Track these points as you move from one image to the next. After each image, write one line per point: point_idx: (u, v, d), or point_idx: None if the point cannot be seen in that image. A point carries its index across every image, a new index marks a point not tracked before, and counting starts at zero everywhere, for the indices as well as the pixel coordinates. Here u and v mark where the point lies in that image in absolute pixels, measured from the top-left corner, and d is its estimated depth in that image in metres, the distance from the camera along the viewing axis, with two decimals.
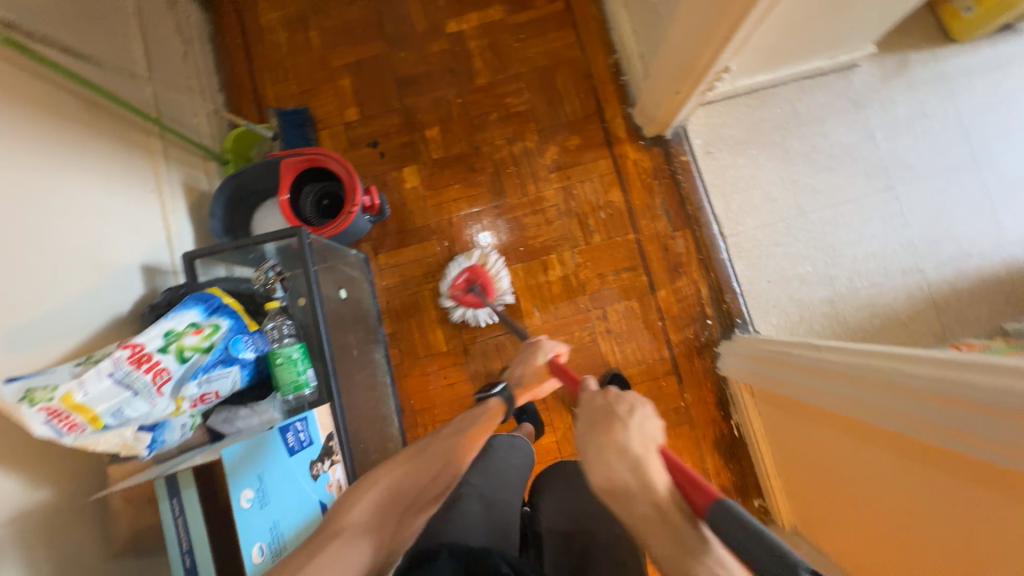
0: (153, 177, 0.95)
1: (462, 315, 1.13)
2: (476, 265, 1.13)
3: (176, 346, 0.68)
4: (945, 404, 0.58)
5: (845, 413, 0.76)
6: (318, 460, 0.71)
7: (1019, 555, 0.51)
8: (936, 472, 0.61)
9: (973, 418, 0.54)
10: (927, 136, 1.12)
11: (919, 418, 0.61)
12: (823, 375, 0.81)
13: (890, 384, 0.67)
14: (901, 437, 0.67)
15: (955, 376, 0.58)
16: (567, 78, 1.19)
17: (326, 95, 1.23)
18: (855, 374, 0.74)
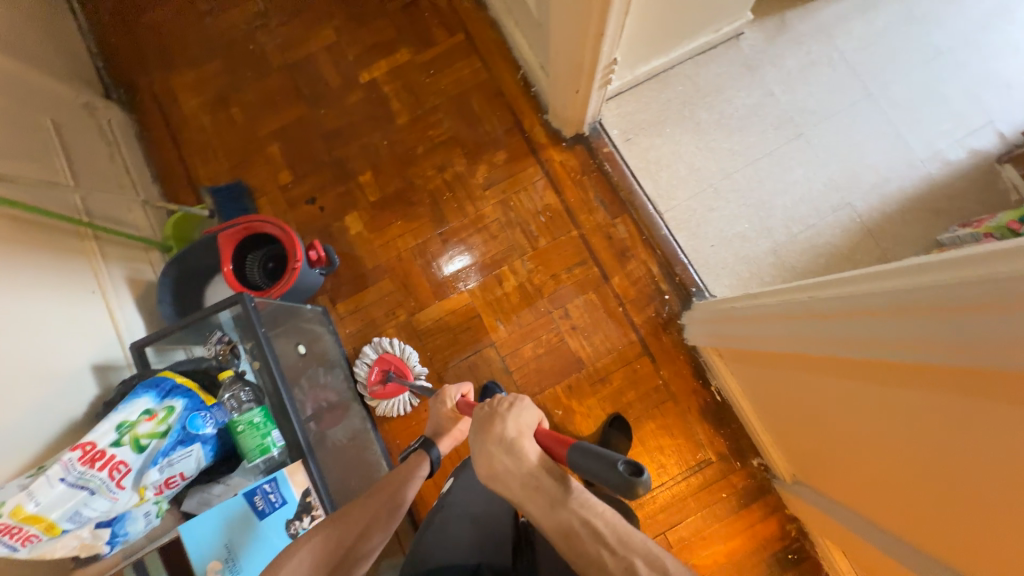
0: (93, 278, 0.95)
1: (389, 407, 1.12)
2: (382, 355, 1.13)
3: (131, 437, 0.68)
4: (870, 318, 0.60)
5: (804, 351, 0.74)
6: (295, 518, 0.70)
7: None
8: (902, 388, 0.61)
9: (898, 325, 0.56)
10: (820, 82, 1.21)
11: (852, 338, 0.63)
12: (778, 319, 0.80)
13: (819, 313, 0.69)
14: (862, 362, 0.66)
15: (871, 289, 0.60)
16: (481, 100, 1.25)
17: (256, 164, 1.26)
18: (807, 310, 0.72)
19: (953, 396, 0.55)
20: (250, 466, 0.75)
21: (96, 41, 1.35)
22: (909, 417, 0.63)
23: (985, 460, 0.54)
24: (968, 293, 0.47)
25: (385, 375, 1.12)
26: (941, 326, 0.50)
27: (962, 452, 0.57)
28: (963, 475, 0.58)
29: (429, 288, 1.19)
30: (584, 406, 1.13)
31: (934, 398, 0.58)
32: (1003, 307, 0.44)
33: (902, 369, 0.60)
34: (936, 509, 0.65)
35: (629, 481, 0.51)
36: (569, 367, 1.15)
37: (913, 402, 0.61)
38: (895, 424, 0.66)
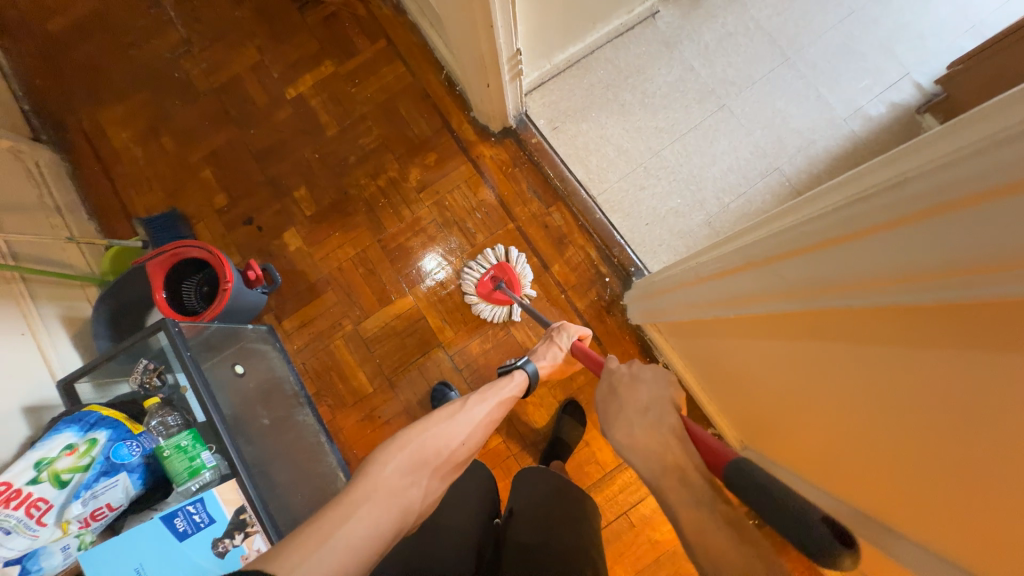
0: (23, 320, 0.95)
1: (488, 311, 1.14)
2: (504, 263, 1.14)
3: (49, 473, 0.68)
4: (739, 275, 0.61)
5: (736, 312, 0.65)
6: (225, 536, 0.69)
7: (855, 392, 0.53)
8: (815, 343, 0.55)
9: (758, 278, 0.56)
10: (737, 52, 1.22)
11: (776, 290, 0.53)
12: (708, 280, 0.70)
13: (706, 277, 0.70)
14: (790, 317, 0.57)
15: (738, 247, 0.61)
16: (408, 104, 1.26)
17: (191, 190, 1.26)
18: (731, 265, 0.62)
19: (813, 341, 0.55)
20: (180, 490, 0.74)
21: (20, 84, 1.34)
22: (794, 369, 0.63)
23: (852, 404, 0.55)
24: (795, 238, 0.48)
25: (496, 283, 1.14)
26: (784, 273, 0.51)
27: (836, 400, 0.57)
28: (844, 421, 0.58)
29: (373, 296, 1.19)
30: (536, 396, 1.14)
31: (803, 348, 0.58)
32: (819, 247, 0.44)
33: (775, 320, 0.61)
34: (836, 460, 0.66)
35: (829, 549, 0.39)
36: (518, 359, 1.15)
37: (791, 353, 0.61)
38: (786, 377, 0.66)
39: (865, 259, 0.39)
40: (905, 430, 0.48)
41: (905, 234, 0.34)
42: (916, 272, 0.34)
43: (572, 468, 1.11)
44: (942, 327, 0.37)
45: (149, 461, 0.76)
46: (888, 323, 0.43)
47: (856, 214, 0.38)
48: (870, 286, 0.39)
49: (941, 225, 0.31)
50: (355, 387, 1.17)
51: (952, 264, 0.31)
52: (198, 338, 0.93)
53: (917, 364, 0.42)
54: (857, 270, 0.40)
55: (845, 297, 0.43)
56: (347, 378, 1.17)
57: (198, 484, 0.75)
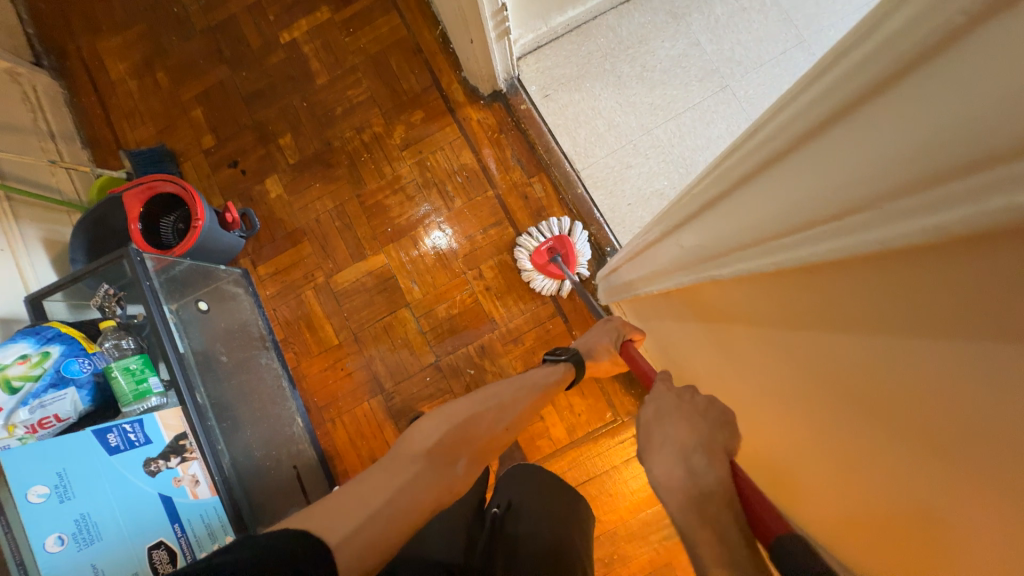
0: (3, 237, 0.99)
1: (543, 283, 1.12)
2: (564, 236, 1.11)
3: (0, 378, 0.71)
4: (671, 240, 0.57)
5: (667, 285, 0.61)
6: (159, 457, 0.71)
7: (762, 389, 0.52)
8: (735, 331, 0.53)
9: (683, 241, 0.53)
10: (748, 30, 1.15)
11: (698, 250, 0.49)
12: (647, 251, 0.67)
13: (647, 249, 0.66)
14: (714, 295, 0.54)
15: (672, 211, 0.57)
16: (400, 58, 1.23)
17: (182, 128, 1.27)
18: (665, 226, 0.58)
19: (735, 324, 0.52)
20: (125, 411, 0.78)
21: (27, 8, 1.35)
22: (722, 353, 0.60)
23: (767, 399, 0.51)
24: (714, 189, 0.44)
25: (553, 255, 1.10)
26: (706, 230, 0.47)
27: (757, 395, 0.54)
28: (761, 420, 0.56)
29: (348, 251, 1.20)
30: (496, 365, 1.13)
31: (727, 330, 0.55)
32: (735, 195, 0.41)
33: (703, 295, 0.57)
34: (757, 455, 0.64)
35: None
36: (482, 328, 1.15)
37: (721, 339, 0.58)
38: (716, 366, 0.65)
39: (772, 205, 0.35)
40: (808, 442, 0.45)
41: (806, 165, 0.30)
42: (810, 209, 0.30)
43: (523, 440, 1.12)
44: (825, 301, 0.35)
45: (99, 379, 0.80)
46: (781, 294, 0.40)
47: (764, 149, 0.35)
48: (772, 238, 0.36)
49: (836, 147, 0.27)
50: (321, 338, 1.18)
51: (836, 199, 0.28)
52: (167, 273, 0.94)
53: (814, 356, 0.39)
54: (765, 220, 0.36)
55: (751, 255, 0.39)
56: (314, 329, 1.19)
57: (142, 408, 0.78)
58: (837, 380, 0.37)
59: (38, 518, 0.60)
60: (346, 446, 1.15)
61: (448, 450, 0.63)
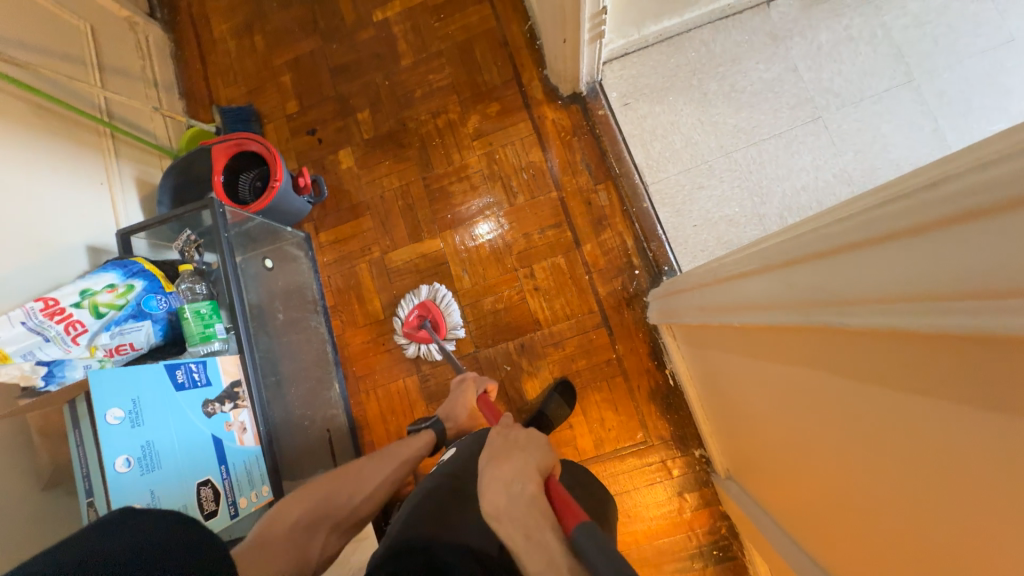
0: (104, 172, 1.06)
1: (416, 350, 1.15)
2: (427, 302, 1.15)
3: (90, 303, 0.76)
4: (755, 279, 0.54)
5: (744, 319, 0.59)
6: (216, 400, 0.76)
7: (830, 439, 0.49)
8: (805, 375, 0.51)
9: (768, 285, 0.50)
10: (853, 60, 1.08)
11: (784, 299, 0.47)
12: (726, 281, 0.64)
13: (726, 279, 0.63)
14: (787, 340, 0.52)
15: (761, 248, 0.54)
16: (484, 49, 1.24)
17: (270, 91, 1.33)
18: (748, 264, 0.56)
19: (810, 368, 0.49)
20: (190, 350, 0.82)
21: None
22: (788, 395, 0.57)
23: (841, 450, 0.48)
24: (810, 240, 0.41)
25: (421, 321, 1.14)
26: (792, 282, 0.45)
27: (826, 444, 0.51)
28: (827, 470, 0.53)
29: (405, 231, 1.22)
30: (533, 366, 1.13)
31: (798, 372, 0.52)
32: (832, 254, 0.38)
33: (778, 333, 0.54)
34: (810, 504, 0.61)
35: None
36: (525, 327, 1.14)
37: (789, 381, 0.55)
38: (775, 407, 0.62)
39: (879, 270, 0.32)
40: (891, 505, 0.42)
41: (923, 251, 0.28)
42: (931, 294, 0.28)
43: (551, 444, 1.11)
44: (933, 370, 0.32)
45: (171, 317, 0.85)
46: (872, 353, 0.38)
47: (875, 211, 0.32)
48: (878, 302, 0.33)
49: (971, 232, 0.25)
50: (369, 311, 1.21)
51: (975, 282, 0.25)
52: (241, 227, 0.99)
53: (904, 420, 0.37)
54: (869, 283, 0.33)
55: (847, 312, 0.37)
56: (363, 301, 1.22)
57: (206, 350, 0.83)
58: (943, 452, 0.34)
59: (113, 440, 0.62)
60: (377, 418, 1.18)
61: (309, 526, 0.70)
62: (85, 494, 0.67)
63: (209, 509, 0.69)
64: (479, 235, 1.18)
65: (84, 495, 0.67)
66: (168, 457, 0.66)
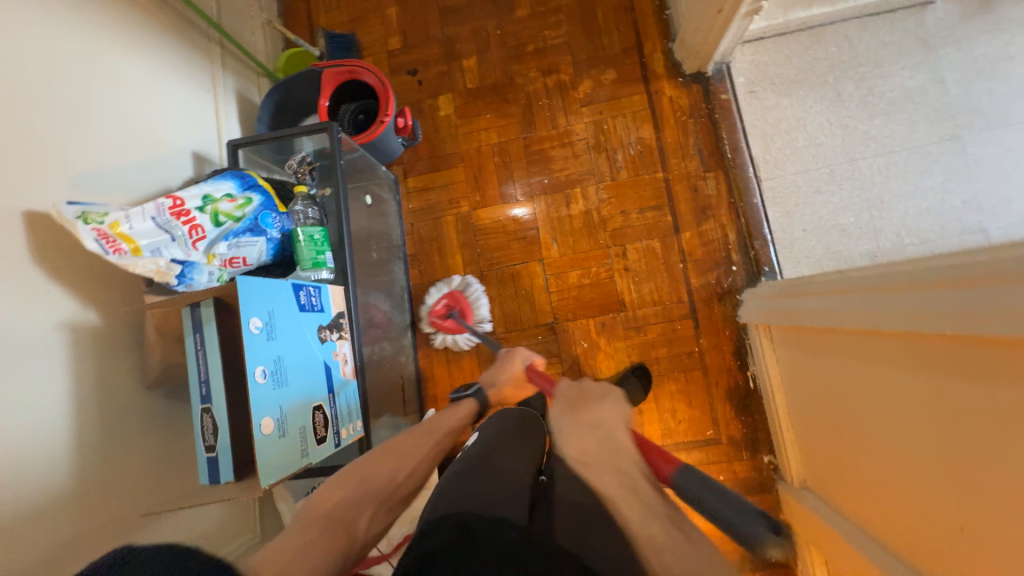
0: (211, 79, 1.03)
1: (443, 339, 1.14)
2: (456, 292, 1.14)
3: (212, 210, 0.74)
4: (977, 288, 0.48)
5: (916, 330, 0.56)
6: (327, 327, 0.74)
7: (1009, 460, 0.48)
8: (991, 389, 0.48)
9: (980, 297, 0.47)
10: (1006, 82, 1.02)
11: (1007, 311, 0.44)
12: (895, 290, 0.61)
13: (909, 285, 0.58)
14: (981, 357, 0.49)
15: (989, 259, 0.48)
16: (608, 12, 1.17)
17: (374, 23, 1.28)
18: (947, 275, 0.53)
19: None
20: (300, 274, 0.80)
21: None
22: (952, 413, 0.55)
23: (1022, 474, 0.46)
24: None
25: (449, 311, 1.13)
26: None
27: (1015, 477, 0.47)
28: (1004, 502, 0.49)
29: (497, 188, 1.18)
30: (611, 346, 1.11)
31: (1005, 397, 0.47)
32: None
33: (988, 349, 0.48)
34: (958, 538, 0.57)
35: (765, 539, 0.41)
36: (609, 306, 1.12)
37: (973, 403, 0.51)
38: (915, 426, 0.60)
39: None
40: None
41: None
42: None
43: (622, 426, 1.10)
44: None
45: (283, 239, 0.83)
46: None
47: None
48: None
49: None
50: (449, 265, 1.19)
51: None
52: (349, 157, 0.95)
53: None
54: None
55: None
56: (444, 255, 1.19)
57: (315, 277, 0.80)
58: None
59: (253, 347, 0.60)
60: (443, 374, 1.17)
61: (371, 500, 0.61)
62: (200, 400, 0.65)
63: (320, 435, 0.67)
64: (572, 204, 1.15)
65: (198, 401, 0.65)
66: (292, 376, 0.65)
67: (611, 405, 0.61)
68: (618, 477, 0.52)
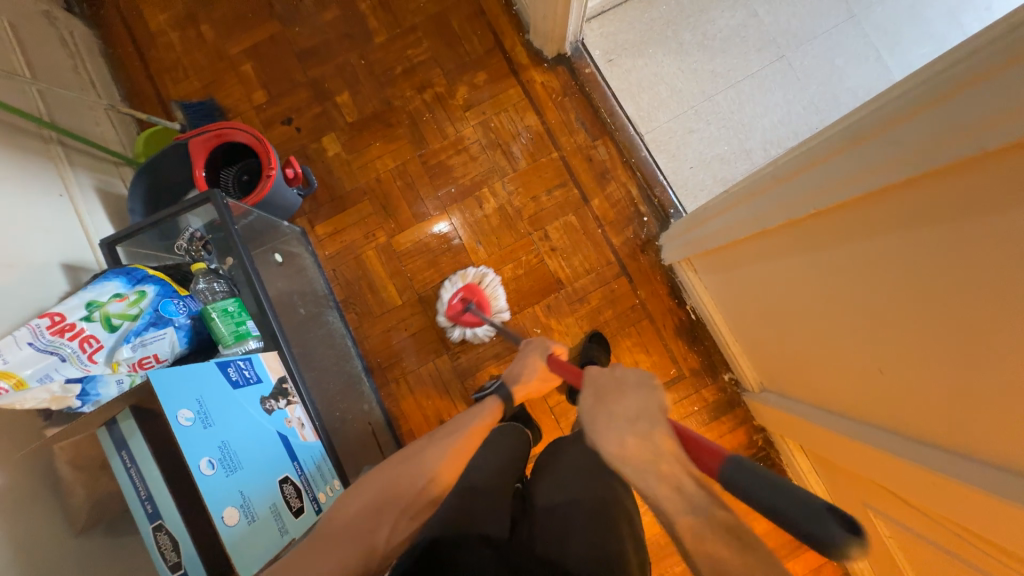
0: (61, 182, 0.93)
1: (462, 333, 1.12)
2: (472, 284, 1.12)
3: (101, 314, 0.67)
4: (829, 163, 0.57)
5: (801, 214, 0.64)
6: (270, 397, 0.70)
7: (903, 295, 0.56)
8: (869, 242, 0.58)
9: (833, 169, 0.56)
10: (803, 4, 1.19)
11: (858, 173, 0.52)
12: (770, 187, 0.70)
13: (779, 180, 0.67)
14: (856, 220, 0.58)
15: (826, 137, 0.57)
16: (461, 20, 1.22)
17: (230, 83, 1.22)
18: (803, 160, 0.61)
19: (900, 234, 0.53)
20: (225, 352, 0.74)
21: None
22: (853, 276, 0.63)
23: (917, 302, 0.55)
24: (909, 99, 0.45)
25: (466, 305, 1.11)
26: (868, 155, 0.51)
27: (911, 307, 0.56)
28: (910, 331, 0.58)
29: (409, 210, 1.18)
30: (562, 324, 1.15)
31: (883, 246, 0.56)
32: (941, 101, 0.42)
33: (859, 210, 0.57)
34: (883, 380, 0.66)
35: (845, 541, 0.36)
36: (549, 288, 1.16)
37: (863, 260, 0.60)
38: (832, 298, 0.69)
39: (1005, 90, 0.36)
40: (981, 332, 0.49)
41: None
42: None
43: None
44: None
45: (194, 322, 0.75)
46: (986, 194, 0.42)
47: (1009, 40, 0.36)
48: (999, 123, 0.37)
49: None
50: (384, 298, 1.16)
51: None
52: (244, 221, 0.90)
53: (1004, 249, 0.43)
54: (989, 107, 0.37)
55: (951, 149, 0.42)
56: (376, 289, 1.17)
57: (242, 350, 0.75)
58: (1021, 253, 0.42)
59: (191, 441, 0.55)
60: (411, 406, 1.14)
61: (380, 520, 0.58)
62: (148, 518, 0.59)
63: (296, 506, 0.64)
64: (485, 206, 1.17)
65: (147, 521, 0.59)
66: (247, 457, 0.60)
67: (644, 393, 0.58)
68: (659, 474, 0.49)
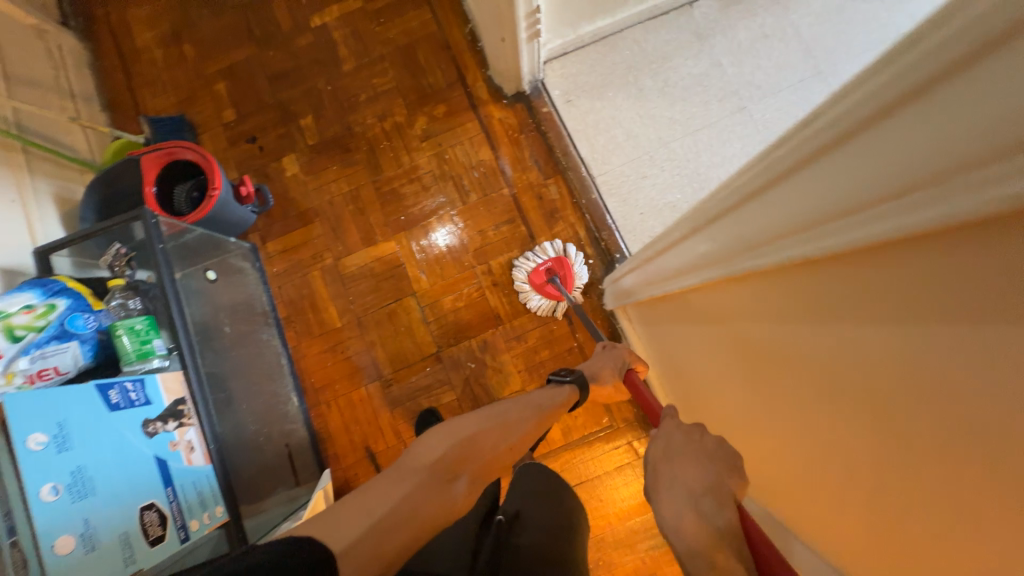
0: (17, 189, 0.99)
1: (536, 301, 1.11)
2: (563, 259, 1.12)
3: (4, 325, 0.70)
4: (699, 238, 0.56)
5: (687, 285, 0.63)
6: (158, 419, 0.71)
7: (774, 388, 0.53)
8: (745, 323, 0.55)
9: (703, 245, 0.55)
10: (769, 56, 1.18)
11: (722, 252, 0.51)
12: (664, 251, 0.68)
13: (669, 247, 0.66)
14: (736, 301, 0.56)
15: (694, 213, 0.56)
16: (428, 52, 1.25)
17: (204, 100, 1.27)
18: (682, 230, 0.60)
19: (766, 324, 0.51)
20: (126, 370, 0.76)
21: None
22: (738, 357, 0.61)
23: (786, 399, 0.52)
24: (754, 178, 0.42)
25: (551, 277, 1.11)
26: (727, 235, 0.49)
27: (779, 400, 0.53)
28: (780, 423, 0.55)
29: (359, 235, 1.20)
30: (498, 361, 1.14)
31: (756, 331, 0.53)
32: (794, 172, 0.36)
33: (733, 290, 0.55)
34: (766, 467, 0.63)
35: None
36: (487, 325, 1.15)
37: (744, 342, 0.57)
38: (727, 373, 0.66)
39: (822, 183, 0.33)
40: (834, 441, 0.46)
41: (836, 165, 0.32)
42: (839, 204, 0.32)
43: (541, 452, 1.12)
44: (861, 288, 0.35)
45: (101, 336, 0.79)
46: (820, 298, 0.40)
47: (838, 108, 0.30)
48: (818, 222, 0.35)
49: (952, 93, 0.23)
50: (324, 319, 1.18)
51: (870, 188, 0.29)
52: (179, 239, 0.93)
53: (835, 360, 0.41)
54: (806, 207, 0.36)
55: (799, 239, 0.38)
56: (318, 310, 1.18)
57: (144, 368, 0.77)
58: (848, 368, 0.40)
59: (41, 465, 0.57)
60: (339, 430, 1.14)
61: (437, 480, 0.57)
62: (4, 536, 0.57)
63: (155, 535, 0.64)
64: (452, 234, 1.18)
65: None
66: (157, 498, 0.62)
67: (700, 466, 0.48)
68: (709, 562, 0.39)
